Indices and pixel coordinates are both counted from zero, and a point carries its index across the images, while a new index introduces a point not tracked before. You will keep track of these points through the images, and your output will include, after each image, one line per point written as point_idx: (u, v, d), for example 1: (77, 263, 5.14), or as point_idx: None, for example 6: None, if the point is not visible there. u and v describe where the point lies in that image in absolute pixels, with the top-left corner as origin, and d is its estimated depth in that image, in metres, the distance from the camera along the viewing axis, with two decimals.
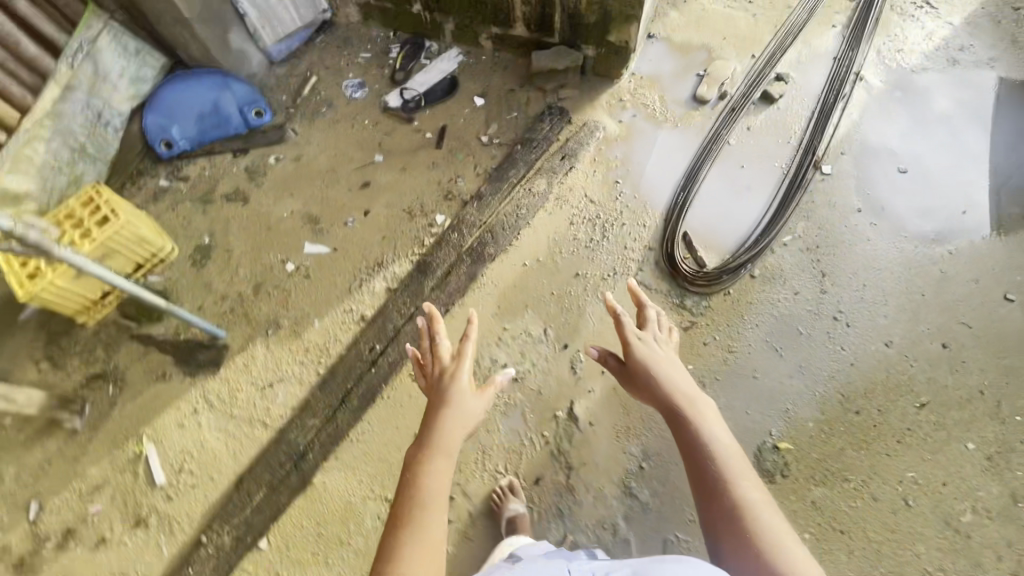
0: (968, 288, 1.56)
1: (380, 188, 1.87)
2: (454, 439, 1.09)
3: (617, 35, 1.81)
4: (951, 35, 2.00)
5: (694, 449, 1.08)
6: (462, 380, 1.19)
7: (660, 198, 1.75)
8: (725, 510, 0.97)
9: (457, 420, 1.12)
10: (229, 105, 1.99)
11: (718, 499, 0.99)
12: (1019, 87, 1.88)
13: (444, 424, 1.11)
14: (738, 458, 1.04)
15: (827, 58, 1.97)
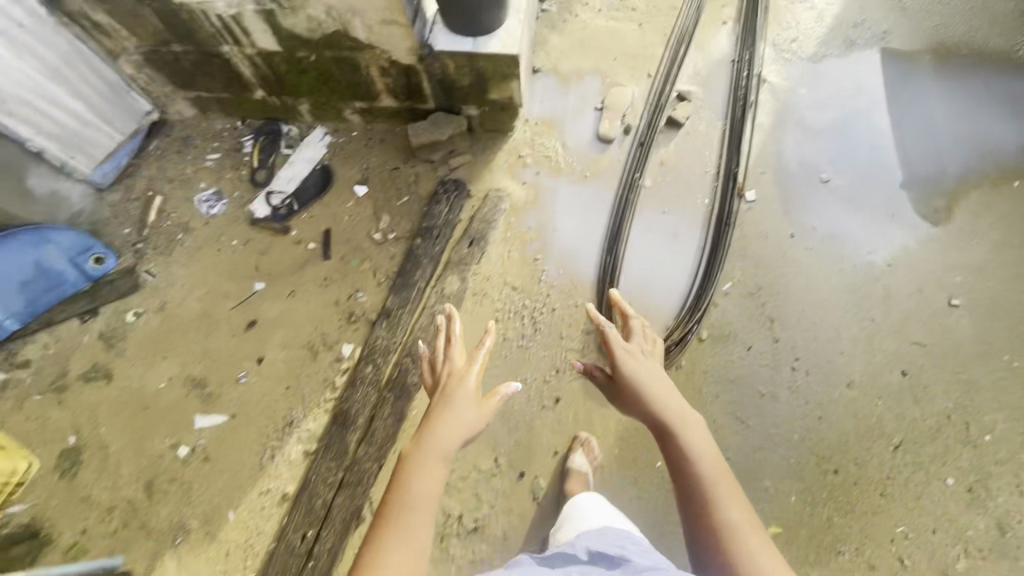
0: (914, 300, 1.48)
1: (269, 325, 1.58)
2: (448, 444, 0.96)
3: (498, 94, 1.57)
4: (842, 12, 1.88)
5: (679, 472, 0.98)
6: (470, 387, 1.04)
7: (587, 268, 1.58)
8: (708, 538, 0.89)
9: (455, 432, 0.97)
10: (54, 261, 1.58)
11: (702, 525, 0.91)
12: (918, 59, 1.79)
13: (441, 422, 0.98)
14: (725, 481, 0.95)
15: (725, 64, 1.82)
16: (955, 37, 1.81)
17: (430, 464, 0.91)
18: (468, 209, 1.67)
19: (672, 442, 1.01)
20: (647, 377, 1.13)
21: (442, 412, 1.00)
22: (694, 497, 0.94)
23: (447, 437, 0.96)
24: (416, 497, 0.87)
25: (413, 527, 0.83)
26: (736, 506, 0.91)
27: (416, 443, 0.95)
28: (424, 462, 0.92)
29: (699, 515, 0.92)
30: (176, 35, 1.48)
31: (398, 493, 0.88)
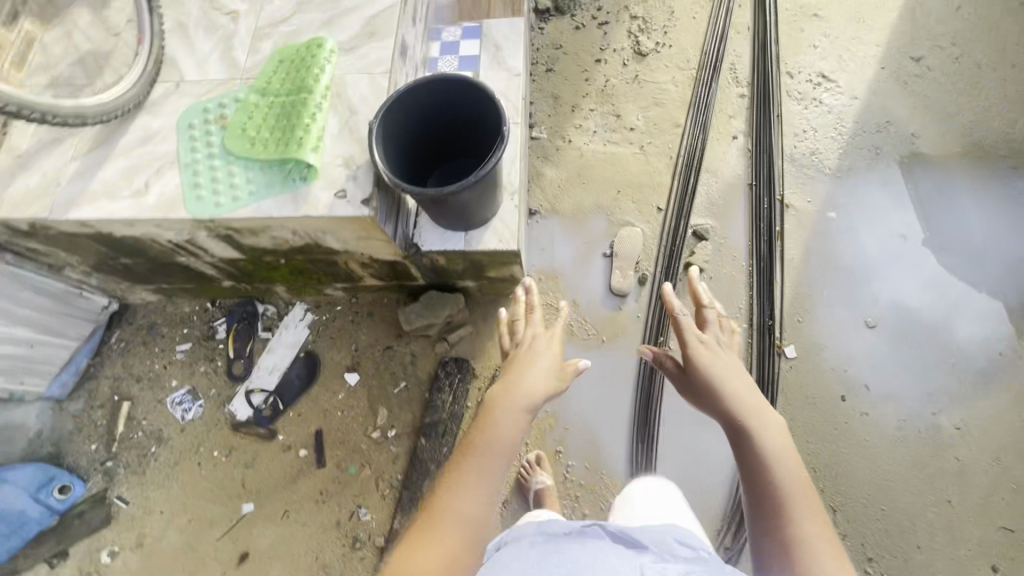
0: (991, 473, 1.32)
1: (264, 558, 1.40)
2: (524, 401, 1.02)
3: (497, 273, 1.39)
4: (862, 112, 1.71)
5: (752, 471, 0.90)
6: (552, 348, 1.15)
7: (617, 457, 1.41)
8: (777, 550, 0.82)
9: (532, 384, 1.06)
10: (13, 504, 1.37)
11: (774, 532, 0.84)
12: (955, 165, 1.62)
13: (515, 375, 1.07)
14: (805, 496, 0.86)
15: (740, 189, 1.65)
16: (991, 134, 1.64)
17: (510, 411, 0.99)
18: (475, 393, 1.49)
19: (749, 441, 0.94)
20: (721, 373, 1.04)
21: (520, 370, 1.08)
22: (773, 505, 0.86)
23: (529, 389, 1.05)
24: (502, 437, 0.95)
25: (492, 468, 0.91)
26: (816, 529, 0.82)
27: (498, 392, 1.04)
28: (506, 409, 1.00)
29: (773, 525, 0.84)
30: (123, 252, 1.30)
31: (478, 436, 0.95)
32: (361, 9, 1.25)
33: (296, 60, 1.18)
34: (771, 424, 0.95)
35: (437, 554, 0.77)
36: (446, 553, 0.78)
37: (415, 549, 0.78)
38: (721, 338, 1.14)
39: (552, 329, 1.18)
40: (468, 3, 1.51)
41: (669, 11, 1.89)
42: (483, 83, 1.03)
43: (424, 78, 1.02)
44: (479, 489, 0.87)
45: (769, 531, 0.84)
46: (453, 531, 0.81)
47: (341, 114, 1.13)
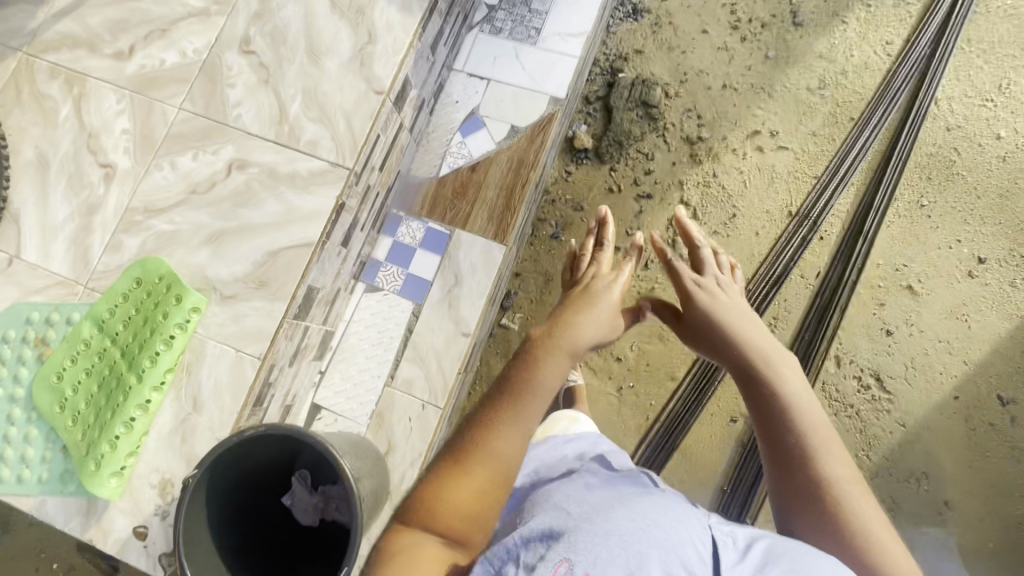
0: None
1: None
2: (577, 342, 0.84)
3: None
4: (901, 445, 1.33)
5: (766, 418, 0.76)
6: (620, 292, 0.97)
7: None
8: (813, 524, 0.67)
9: (597, 326, 0.88)
10: None
11: (797, 475, 0.70)
12: (978, 563, 1.27)
13: (568, 317, 0.88)
14: (827, 433, 0.73)
15: (710, 488, 1.34)
16: None
17: (557, 354, 0.80)
18: None
19: (758, 385, 0.79)
20: (729, 313, 0.90)
21: (577, 310, 0.90)
22: (781, 447, 0.73)
23: (594, 324, 0.88)
24: (552, 358, 0.79)
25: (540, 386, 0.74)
26: (839, 460, 0.70)
27: (551, 326, 0.86)
28: (549, 351, 0.80)
29: (794, 473, 0.71)
30: None
31: (519, 369, 0.77)
32: (262, 233, 0.91)
33: (151, 299, 0.88)
34: (784, 366, 0.81)
35: (476, 479, 0.63)
36: (486, 479, 0.63)
37: (456, 467, 0.64)
38: (725, 280, 0.97)
39: (625, 269, 1.00)
40: (446, 193, 1.13)
41: (730, 212, 1.45)
42: (316, 439, 0.76)
43: (235, 439, 0.75)
44: (526, 414, 0.70)
45: (790, 481, 0.71)
46: (498, 452, 0.65)
47: (180, 407, 0.85)
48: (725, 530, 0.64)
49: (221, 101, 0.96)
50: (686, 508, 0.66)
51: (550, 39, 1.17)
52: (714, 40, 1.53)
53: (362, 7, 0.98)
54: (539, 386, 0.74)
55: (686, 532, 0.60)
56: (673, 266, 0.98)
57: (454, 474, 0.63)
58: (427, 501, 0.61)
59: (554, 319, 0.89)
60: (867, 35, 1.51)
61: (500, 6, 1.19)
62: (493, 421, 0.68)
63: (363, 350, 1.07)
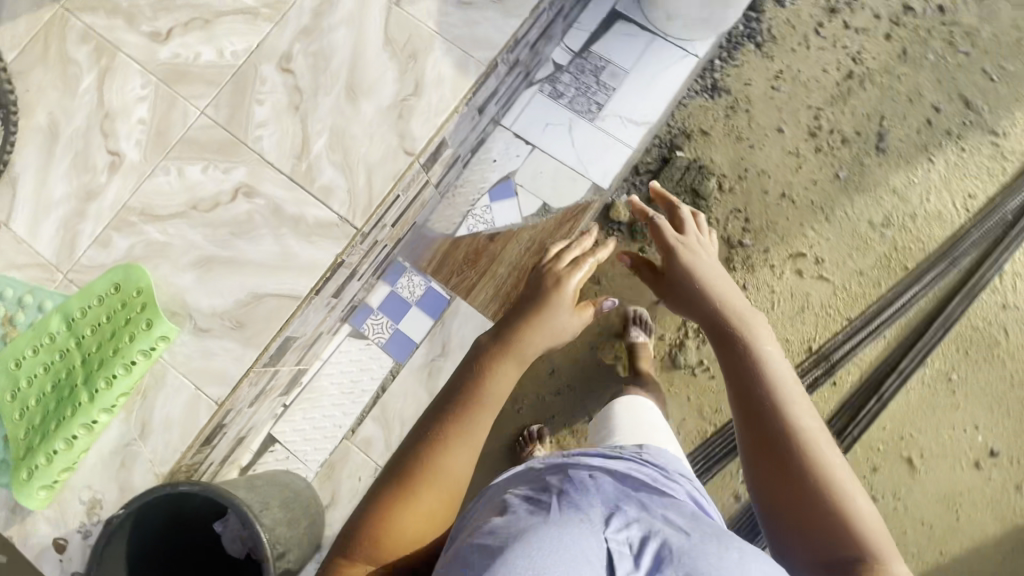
0: None
1: None
2: (531, 351, 0.80)
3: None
4: None
5: (733, 372, 0.68)
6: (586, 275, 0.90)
7: None
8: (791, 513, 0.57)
9: (562, 329, 0.84)
10: None
11: (761, 430, 0.62)
12: None
13: (517, 320, 0.83)
14: (795, 388, 0.65)
15: None
16: None
17: (507, 362, 0.76)
18: None
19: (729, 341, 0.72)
20: (710, 274, 0.82)
21: (533, 313, 0.83)
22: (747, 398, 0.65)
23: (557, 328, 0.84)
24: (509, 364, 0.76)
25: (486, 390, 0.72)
26: (807, 418, 0.62)
27: (502, 333, 0.83)
28: (499, 359, 0.76)
29: (758, 426, 0.62)
30: None
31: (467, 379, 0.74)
32: (252, 272, 0.86)
33: (125, 311, 0.84)
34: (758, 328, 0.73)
35: (424, 503, 0.61)
36: (436, 500, 0.61)
37: (402, 491, 0.61)
38: (706, 241, 0.89)
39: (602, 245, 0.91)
40: (458, 256, 1.07)
41: None
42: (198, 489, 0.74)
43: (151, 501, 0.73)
44: (473, 424, 0.67)
45: (755, 434, 0.62)
46: (443, 466, 0.63)
47: (126, 431, 0.82)
48: (625, 531, 0.48)
49: (246, 117, 0.90)
50: (575, 511, 0.49)
51: (610, 120, 1.09)
52: (787, 142, 1.42)
53: (416, 52, 0.91)
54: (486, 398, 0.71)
55: (576, 549, 0.44)
56: (654, 223, 0.88)
57: (401, 498, 0.60)
58: (373, 529, 0.58)
59: (504, 321, 0.83)
60: (949, 181, 1.39)
61: (567, 68, 1.11)
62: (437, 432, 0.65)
63: (331, 394, 1.04)
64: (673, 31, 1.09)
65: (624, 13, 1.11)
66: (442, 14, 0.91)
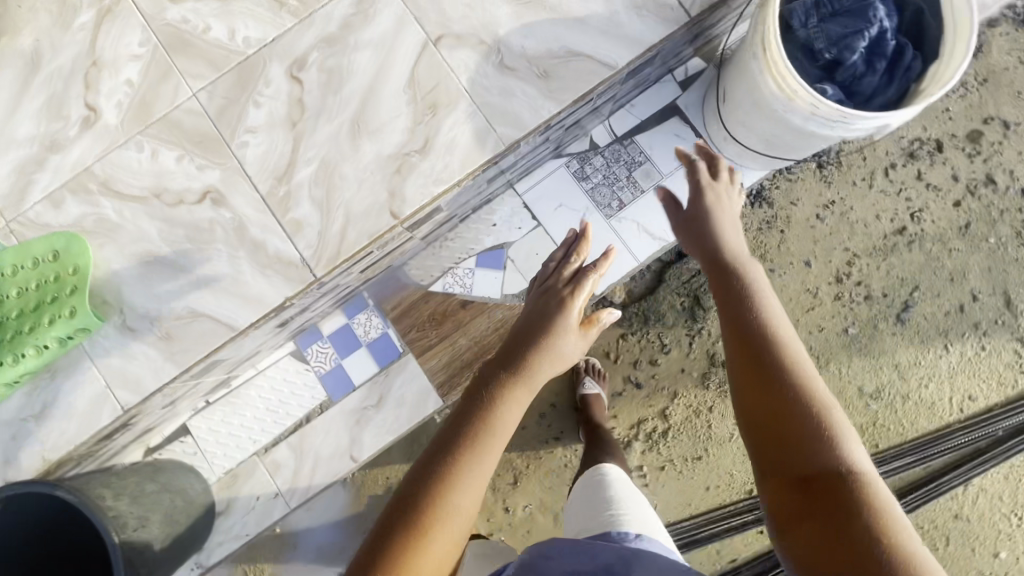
0: None
1: None
2: (543, 375, 0.71)
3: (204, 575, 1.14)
4: None
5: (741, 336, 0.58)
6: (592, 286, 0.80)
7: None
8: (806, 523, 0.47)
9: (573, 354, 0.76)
10: None
11: (765, 409, 0.53)
12: None
13: (522, 343, 0.73)
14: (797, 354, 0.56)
15: None
16: None
17: (523, 390, 0.68)
18: None
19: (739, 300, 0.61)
20: (729, 227, 0.71)
21: (543, 342, 0.73)
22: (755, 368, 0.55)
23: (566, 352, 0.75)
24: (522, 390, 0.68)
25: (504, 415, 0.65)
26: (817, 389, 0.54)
27: (507, 354, 0.73)
28: (513, 380, 0.68)
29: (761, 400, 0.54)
30: None
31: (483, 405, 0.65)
32: (196, 287, 0.81)
33: (55, 286, 0.79)
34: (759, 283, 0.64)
35: (433, 556, 0.55)
36: (447, 550, 0.56)
37: (411, 541, 0.54)
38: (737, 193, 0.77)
39: (608, 248, 0.79)
40: (424, 311, 1.01)
41: (697, 452, 1.33)
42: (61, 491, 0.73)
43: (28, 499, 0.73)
44: (484, 456, 0.60)
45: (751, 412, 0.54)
46: (458, 510, 0.57)
47: (30, 405, 0.81)
48: None
49: (238, 116, 0.82)
50: None
51: (625, 222, 1.00)
52: (809, 277, 1.33)
53: (436, 105, 0.81)
54: (504, 426, 0.64)
55: None
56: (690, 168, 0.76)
57: (409, 552, 0.53)
58: None
59: (507, 344, 0.74)
60: (955, 376, 1.31)
61: (602, 151, 1.01)
62: (443, 473, 0.58)
63: (256, 406, 1.01)
64: (725, 151, 0.98)
65: (682, 112, 1.00)
66: (478, 72, 0.82)
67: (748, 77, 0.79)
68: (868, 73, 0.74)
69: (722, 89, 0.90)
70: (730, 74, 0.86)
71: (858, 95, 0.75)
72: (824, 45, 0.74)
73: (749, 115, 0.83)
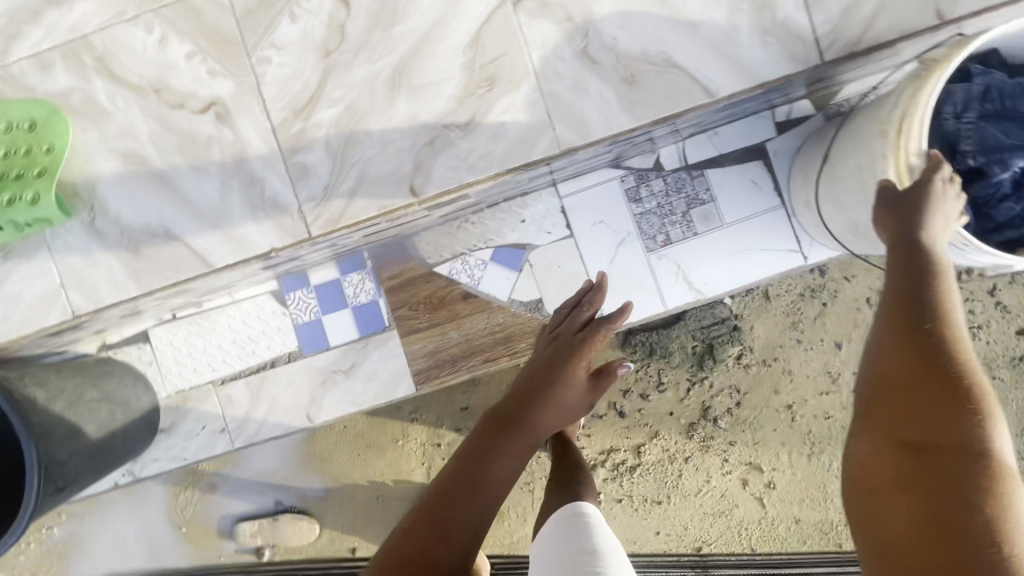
0: None
1: None
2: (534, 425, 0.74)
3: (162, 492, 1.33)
4: None
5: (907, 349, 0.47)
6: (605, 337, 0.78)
7: None
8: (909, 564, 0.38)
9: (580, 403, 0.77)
10: None
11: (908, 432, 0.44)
12: None
13: (516, 394, 0.77)
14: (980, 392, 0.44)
15: None
16: None
17: (508, 442, 0.72)
18: None
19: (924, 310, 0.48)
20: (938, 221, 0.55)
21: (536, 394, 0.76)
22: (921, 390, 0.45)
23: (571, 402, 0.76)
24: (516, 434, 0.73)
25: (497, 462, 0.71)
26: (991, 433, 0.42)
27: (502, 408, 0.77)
28: (497, 435, 0.73)
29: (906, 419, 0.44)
30: None
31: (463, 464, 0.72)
32: (177, 207, 0.72)
33: (24, 162, 0.70)
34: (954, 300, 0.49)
35: None
36: None
37: None
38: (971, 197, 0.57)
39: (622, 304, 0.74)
40: (422, 291, 0.93)
41: (659, 495, 1.30)
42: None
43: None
44: (461, 509, 0.67)
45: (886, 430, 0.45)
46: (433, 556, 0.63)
47: None
48: None
49: (267, 25, 0.70)
50: None
51: (666, 261, 0.89)
52: (835, 362, 1.26)
53: (495, 79, 0.69)
54: (483, 479, 0.70)
55: None
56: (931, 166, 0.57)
57: None
58: None
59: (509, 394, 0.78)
60: None
61: (665, 175, 0.89)
62: (424, 527, 0.66)
63: (224, 334, 0.95)
64: (802, 218, 0.86)
65: (768, 157, 0.88)
66: (554, 53, 0.68)
67: (866, 152, 0.66)
68: (1010, 200, 0.61)
69: (825, 152, 0.77)
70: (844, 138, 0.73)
71: (988, 221, 0.62)
72: (972, 149, 0.61)
73: (846, 194, 0.70)
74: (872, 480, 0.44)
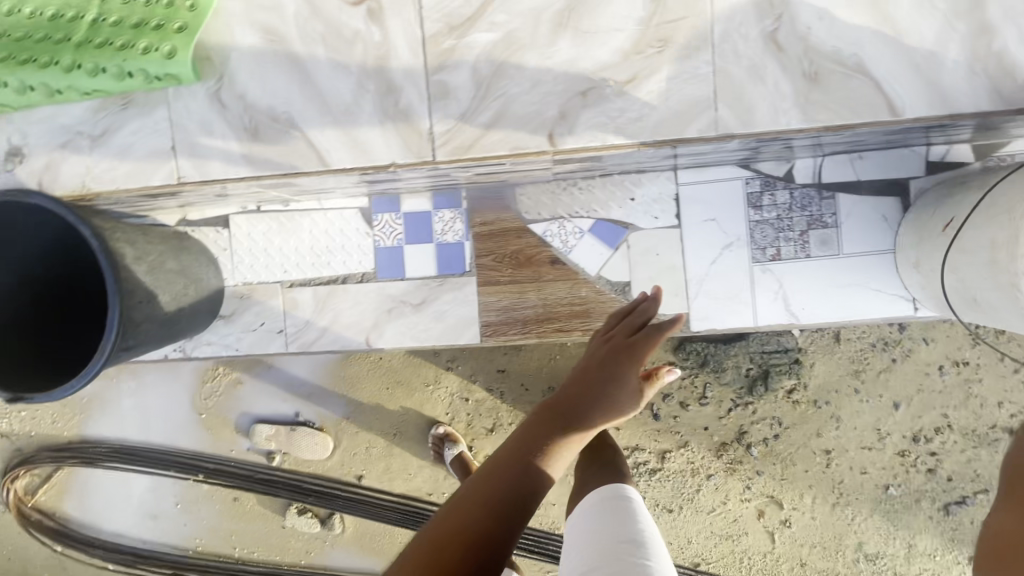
0: None
1: None
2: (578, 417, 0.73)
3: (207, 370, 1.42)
4: None
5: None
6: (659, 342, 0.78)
7: (95, 429, 1.46)
8: None
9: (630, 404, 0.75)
10: None
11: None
12: None
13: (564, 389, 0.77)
14: None
15: None
16: None
17: (550, 429, 0.72)
18: None
19: None
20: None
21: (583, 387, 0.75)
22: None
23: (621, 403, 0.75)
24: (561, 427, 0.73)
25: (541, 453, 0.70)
26: None
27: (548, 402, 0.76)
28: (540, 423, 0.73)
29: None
30: None
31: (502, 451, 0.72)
32: (306, 97, 0.69)
33: (165, 15, 0.67)
34: None
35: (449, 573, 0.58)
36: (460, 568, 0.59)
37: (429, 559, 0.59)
38: None
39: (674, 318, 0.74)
40: (511, 245, 0.90)
41: (671, 504, 1.29)
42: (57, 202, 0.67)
43: (75, 214, 0.68)
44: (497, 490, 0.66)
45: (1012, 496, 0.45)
46: (467, 528, 0.62)
47: (86, 121, 0.72)
48: None
49: None
50: None
51: (768, 277, 0.86)
52: (887, 421, 1.22)
53: (668, 42, 0.64)
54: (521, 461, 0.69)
55: None
56: None
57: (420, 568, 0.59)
58: None
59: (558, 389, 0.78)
60: None
61: (793, 188, 0.84)
62: (461, 504, 0.65)
63: (303, 238, 0.94)
64: (904, 273, 0.81)
65: (907, 196, 0.82)
66: (739, 29, 0.63)
67: (1003, 230, 0.60)
68: None
69: (949, 217, 0.72)
70: (977, 207, 0.67)
71: None
72: None
73: (973, 268, 0.65)
74: (1006, 545, 0.43)
